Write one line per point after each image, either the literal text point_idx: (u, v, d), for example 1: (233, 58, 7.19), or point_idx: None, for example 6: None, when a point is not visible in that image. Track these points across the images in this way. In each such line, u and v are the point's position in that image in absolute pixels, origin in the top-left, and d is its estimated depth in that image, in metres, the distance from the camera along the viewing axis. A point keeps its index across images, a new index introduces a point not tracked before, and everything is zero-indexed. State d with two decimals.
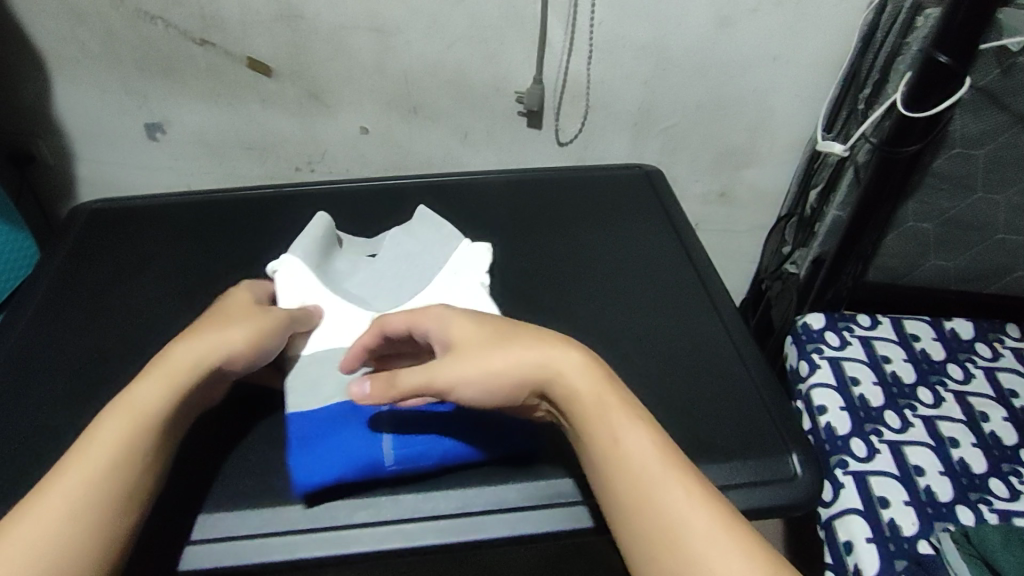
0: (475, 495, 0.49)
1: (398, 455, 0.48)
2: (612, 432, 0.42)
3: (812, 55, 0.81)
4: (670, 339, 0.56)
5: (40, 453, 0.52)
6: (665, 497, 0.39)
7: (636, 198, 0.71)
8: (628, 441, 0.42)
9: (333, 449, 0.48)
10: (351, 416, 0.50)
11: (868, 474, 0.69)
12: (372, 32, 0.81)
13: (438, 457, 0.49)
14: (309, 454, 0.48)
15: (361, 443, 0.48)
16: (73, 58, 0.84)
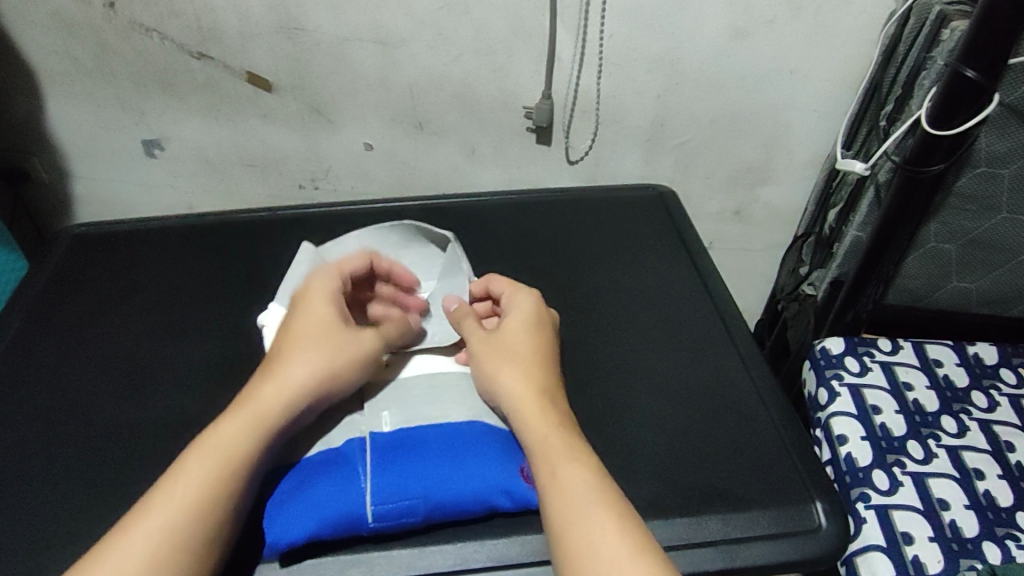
0: (474, 550, 0.45)
1: (376, 510, 0.44)
2: (550, 466, 0.42)
3: (829, 69, 0.79)
4: (685, 372, 0.53)
5: (21, 492, 0.50)
6: (584, 533, 0.39)
7: (650, 221, 0.69)
8: (560, 476, 0.42)
9: (306, 503, 0.44)
10: (327, 466, 0.45)
11: (891, 508, 0.65)
12: (375, 45, 0.79)
13: (428, 512, 0.44)
14: (281, 510, 0.44)
15: (336, 496, 0.44)
16: (70, 73, 0.82)
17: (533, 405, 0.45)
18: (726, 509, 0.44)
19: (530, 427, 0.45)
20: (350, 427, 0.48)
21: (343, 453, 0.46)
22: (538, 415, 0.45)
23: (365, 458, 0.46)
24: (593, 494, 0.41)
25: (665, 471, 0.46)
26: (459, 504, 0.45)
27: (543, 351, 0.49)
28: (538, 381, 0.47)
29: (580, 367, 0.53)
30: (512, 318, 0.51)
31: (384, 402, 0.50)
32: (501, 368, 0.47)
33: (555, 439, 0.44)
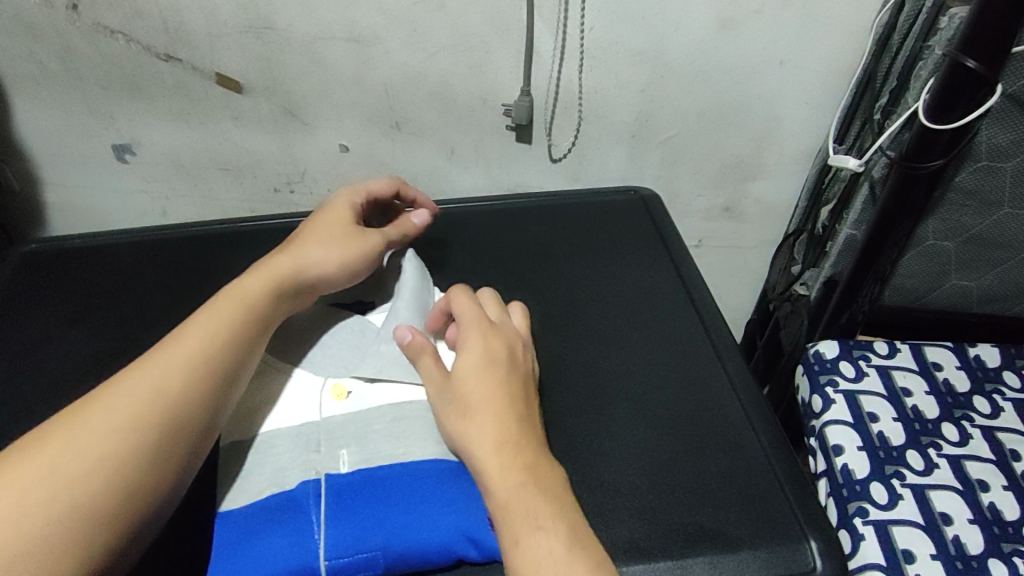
0: None
1: (331, 565, 0.40)
2: (514, 534, 0.38)
3: (821, 61, 0.75)
4: (669, 392, 0.50)
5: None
6: None
7: (633, 225, 0.65)
8: (525, 545, 0.38)
9: (254, 558, 0.40)
10: (279, 512, 0.42)
11: (890, 524, 0.62)
12: (348, 43, 0.75)
13: (390, 562, 0.41)
14: (225, 565, 0.40)
15: (288, 550, 0.40)
16: (32, 77, 0.78)
17: (493, 459, 0.41)
18: (713, 549, 0.41)
19: (491, 483, 0.40)
20: (305, 468, 0.45)
21: (295, 499, 0.43)
22: (499, 471, 0.40)
23: (320, 506, 0.42)
24: (560, 562, 0.37)
25: (647, 507, 0.43)
26: (422, 556, 0.41)
27: (504, 385, 0.44)
28: (500, 426, 0.42)
29: (558, 388, 0.50)
30: (467, 355, 0.45)
31: (343, 440, 0.46)
32: (460, 421, 0.43)
33: (521, 501, 0.39)
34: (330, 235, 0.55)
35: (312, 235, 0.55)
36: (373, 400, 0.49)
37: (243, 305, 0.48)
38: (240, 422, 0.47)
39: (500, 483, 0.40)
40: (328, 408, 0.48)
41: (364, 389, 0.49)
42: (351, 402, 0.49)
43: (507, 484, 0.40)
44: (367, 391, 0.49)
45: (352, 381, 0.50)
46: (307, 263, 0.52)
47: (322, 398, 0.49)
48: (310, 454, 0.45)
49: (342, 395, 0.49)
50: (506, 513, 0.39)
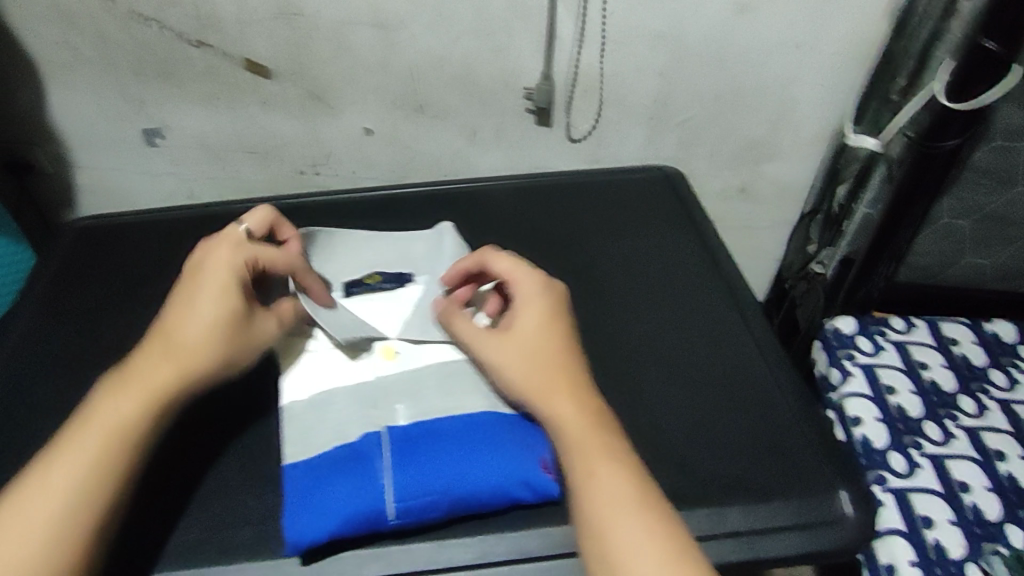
0: (494, 543, 0.44)
1: (399, 507, 0.43)
2: (586, 466, 0.42)
3: (838, 42, 0.77)
4: (700, 357, 0.52)
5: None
6: (620, 534, 0.39)
7: (657, 202, 0.67)
8: (599, 477, 0.41)
9: (323, 503, 0.43)
10: (344, 463, 0.44)
11: (908, 491, 0.65)
12: (373, 28, 0.77)
13: (449, 508, 0.44)
14: (300, 509, 0.43)
15: (356, 494, 0.43)
16: (69, 65, 0.81)
17: (567, 398, 0.44)
18: (747, 500, 0.43)
19: (562, 420, 0.43)
20: (365, 422, 0.47)
21: (358, 450, 0.45)
22: (572, 409, 0.44)
23: (384, 455, 0.44)
24: (629, 495, 0.41)
25: (686, 462, 0.45)
26: (479, 499, 0.44)
27: (567, 333, 0.47)
28: (568, 370, 0.45)
29: (593, 353, 0.52)
30: (527, 296, 0.48)
31: (397, 395, 0.49)
32: (528, 360, 0.45)
33: (591, 438, 0.43)
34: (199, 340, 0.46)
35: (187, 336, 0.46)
36: (423, 360, 0.51)
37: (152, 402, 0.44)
38: (302, 386, 0.49)
39: (573, 421, 0.43)
40: (380, 368, 0.50)
41: (413, 350, 0.51)
42: (402, 362, 0.51)
43: (575, 424, 0.43)
44: (416, 351, 0.51)
45: (399, 342, 0.52)
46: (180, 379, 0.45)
47: (373, 361, 0.51)
48: (369, 410, 0.48)
49: (392, 356, 0.51)
50: (578, 448, 0.43)
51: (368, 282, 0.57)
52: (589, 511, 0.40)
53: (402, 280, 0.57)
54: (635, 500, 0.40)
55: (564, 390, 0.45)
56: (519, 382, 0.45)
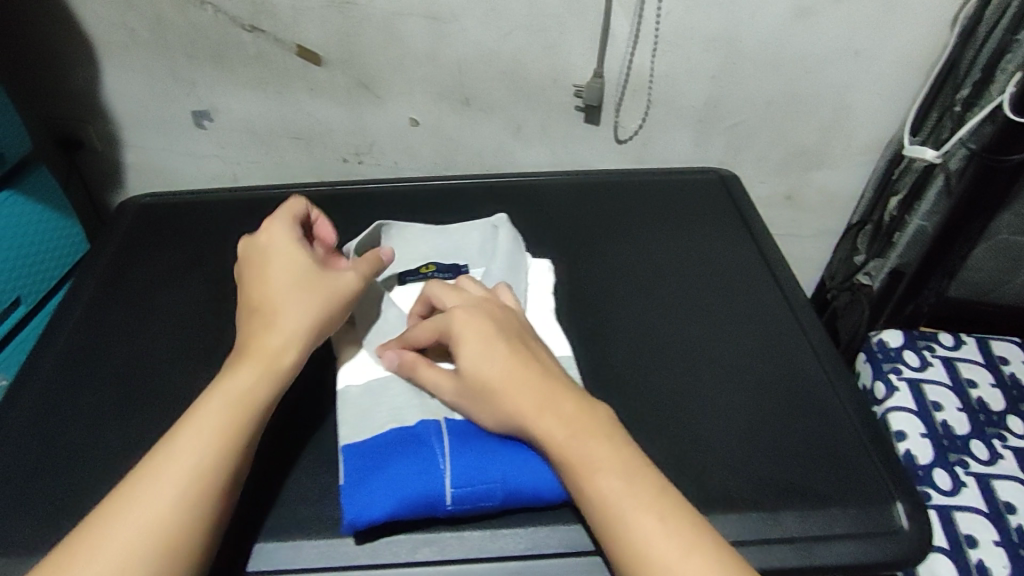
0: (546, 535, 0.44)
1: (456, 494, 0.42)
2: (580, 479, 0.39)
3: (898, 50, 0.75)
4: (753, 361, 0.51)
5: (77, 468, 0.49)
6: (635, 543, 0.36)
7: (708, 204, 0.67)
8: (597, 487, 0.38)
9: (383, 483, 0.42)
10: (403, 445, 0.44)
11: (953, 509, 0.63)
12: (426, 19, 0.77)
13: (505, 500, 0.43)
14: (359, 487, 0.42)
15: (416, 477, 0.42)
16: (124, 44, 0.82)
17: (540, 417, 0.40)
18: (801, 508, 0.42)
19: (544, 434, 0.40)
20: (424, 409, 0.46)
21: (416, 434, 0.44)
22: (549, 427, 0.40)
23: (443, 440, 0.44)
24: (632, 498, 0.37)
25: (739, 464, 0.45)
26: (536, 493, 0.43)
27: (519, 346, 0.43)
28: (524, 386, 0.41)
29: (645, 353, 0.52)
30: (459, 318, 0.44)
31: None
32: (484, 393, 0.42)
33: (576, 450, 0.39)
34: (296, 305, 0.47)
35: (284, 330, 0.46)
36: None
37: (242, 414, 0.42)
38: (360, 371, 0.49)
39: (555, 433, 0.40)
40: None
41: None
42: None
43: (557, 431, 0.40)
44: None
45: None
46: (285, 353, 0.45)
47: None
48: (424, 398, 0.47)
49: None
50: (567, 466, 0.39)
51: (424, 271, 0.57)
52: (602, 526, 0.38)
53: (457, 272, 0.57)
54: (628, 504, 0.37)
55: (536, 405, 0.41)
56: (493, 411, 0.42)
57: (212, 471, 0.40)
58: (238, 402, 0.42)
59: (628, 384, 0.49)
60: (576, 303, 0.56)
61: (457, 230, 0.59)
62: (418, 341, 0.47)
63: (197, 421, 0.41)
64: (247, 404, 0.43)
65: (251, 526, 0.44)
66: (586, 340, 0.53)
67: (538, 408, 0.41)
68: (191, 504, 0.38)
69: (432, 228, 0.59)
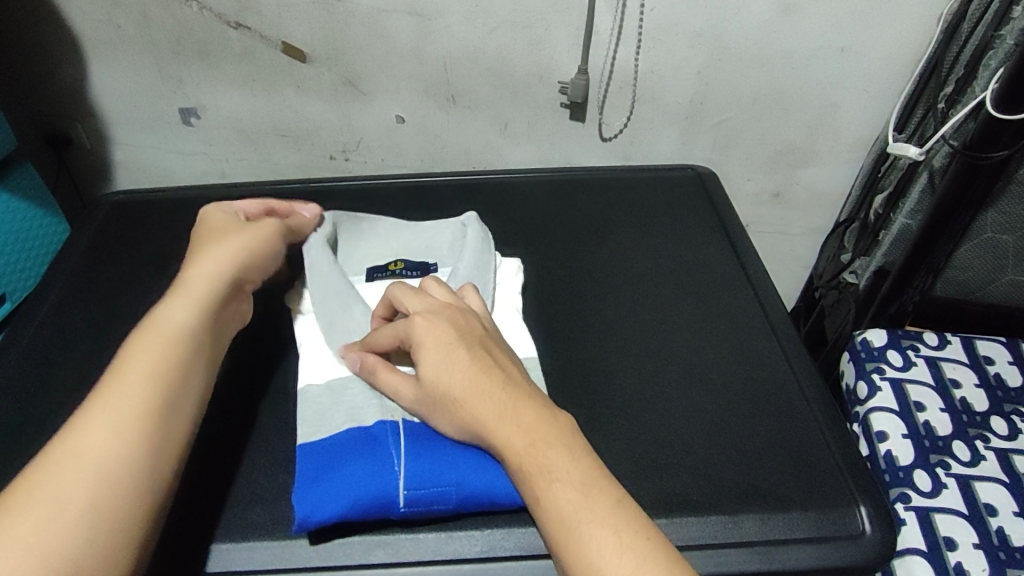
0: (503, 537, 0.43)
1: (409, 495, 0.42)
2: (533, 489, 0.38)
3: (885, 46, 0.75)
4: (724, 361, 0.51)
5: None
6: (584, 556, 0.35)
7: (687, 202, 0.66)
8: (549, 496, 0.37)
9: (337, 483, 0.42)
10: (360, 446, 0.44)
11: (932, 510, 0.63)
12: (411, 16, 0.77)
13: (460, 502, 0.42)
14: (311, 488, 0.42)
15: (368, 478, 0.42)
16: (109, 41, 0.81)
17: (499, 426, 0.40)
18: (764, 511, 0.42)
19: (501, 441, 0.39)
20: (382, 408, 0.46)
21: (373, 436, 0.44)
22: (507, 435, 0.39)
23: (399, 442, 0.44)
24: (584, 510, 0.36)
25: (703, 466, 0.44)
26: (490, 497, 0.42)
27: (480, 352, 0.43)
28: (483, 393, 0.41)
29: (614, 352, 0.51)
30: (421, 323, 0.44)
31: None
32: (444, 400, 0.42)
33: (531, 458, 0.38)
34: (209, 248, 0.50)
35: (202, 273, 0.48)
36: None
37: (170, 342, 0.43)
38: (320, 370, 0.49)
39: (512, 440, 0.39)
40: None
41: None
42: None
43: (514, 438, 0.39)
44: None
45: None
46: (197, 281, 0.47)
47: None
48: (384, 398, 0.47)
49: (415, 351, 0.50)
50: (522, 474, 0.38)
51: (391, 269, 0.57)
52: (553, 537, 0.36)
53: (425, 270, 0.57)
54: (583, 516, 0.36)
55: (493, 412, 0.40)
56: (452, 418, 0.41)
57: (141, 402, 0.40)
58: (161, 335, 0.43)
59: (594, 384, 0.49)
60: (545, 302, 0.56)
61: (430, 229, 0.60)
62: (384, 345, 0.46)
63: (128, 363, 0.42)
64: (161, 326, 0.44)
65: (210, 526, 0.44)
66: (555, 338, 0.52)
67: (495, 415, 0.40)
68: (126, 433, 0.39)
69: (401, 226, 0.60)
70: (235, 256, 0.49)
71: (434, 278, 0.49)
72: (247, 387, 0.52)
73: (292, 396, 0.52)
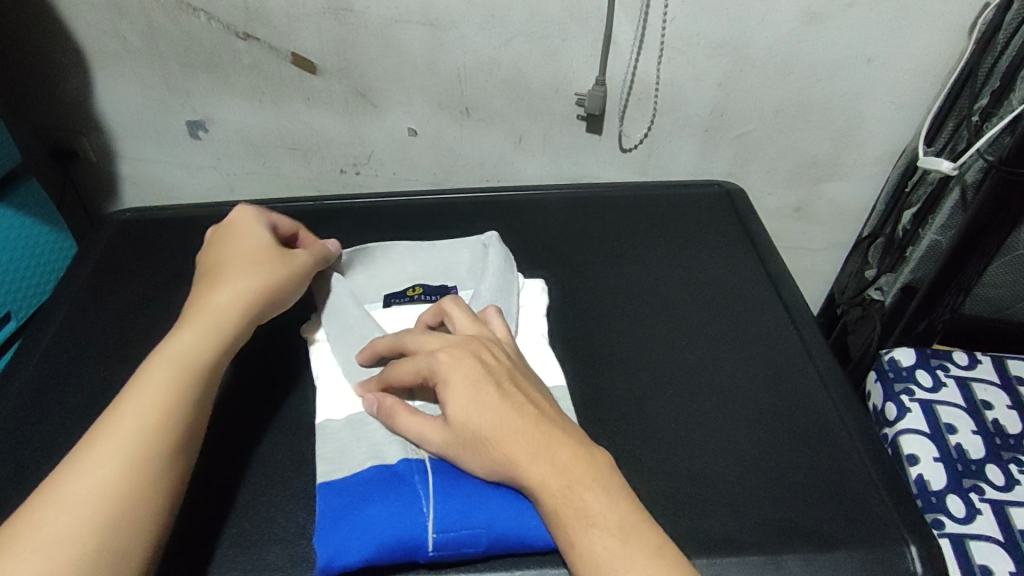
0: None
1: (438, 539, 0.40)
2: (569, 536, 0.37)
3: (911, 57, 0.73)
4: (759, 391, 0.49)
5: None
6: None
7: (717, 229, 0.65)
8: (588, 544, 0.36)
9: (361, 524, 0.40)
10: (384, 483, 0.42)
11: (968, 537, 0.60)
12: (424, 26, 0.75)
13: (490, 544, 0.41)
14: (333, 531, 0.41)
15: (395, 519, 0.40)
16: (116, 53, 0.80)
17: (531, 467, 0.38)
18: (806, 552, 0.40)
19: (534, 485, 0.38)
20: (406, 444, 0.44)
21: (398, 473, 0.42)
22: (540, 478, 0.38)
23: (427, 480, 0.42)
24: (624, 559, 0.35)
25: (740, 502, 0.42)
26: (522, 539, 0.40)
27: (508, 387, 0.41)
28: (514, 433, 0.39)
29: (646, 380, 0.50)
30: (446, 360, 0.42)
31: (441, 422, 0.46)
32: (470, 441, 0.40)
33: (567, 503, 0.37)
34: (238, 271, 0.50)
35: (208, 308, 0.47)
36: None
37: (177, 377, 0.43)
38: (340, 405, 0.48)
39: (547, 484, 0.38)
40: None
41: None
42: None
43: (550, 479, 0.38)
44: None
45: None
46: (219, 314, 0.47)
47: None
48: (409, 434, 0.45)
49: None
50: (558, 519, 0.37)
51: (410, 294, 0.55)
52: None
53: (445, 293, 0.56)
54: (620, 566, 0.35)
55: (526, 453, 0.39)
56: (481, 460, 0.40)
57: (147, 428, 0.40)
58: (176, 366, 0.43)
59: (626, 416, 0.47)
60: (573, 327, 0.54)
61: (447, 250, 0.58)
62: (403, 381, 0.44)
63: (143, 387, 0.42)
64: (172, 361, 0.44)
65: (225, 567, 0.42)
66: (584, 366, 0.51)
67: (528, 457, 0.39)
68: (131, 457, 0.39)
69: (417, 246, 0.58)
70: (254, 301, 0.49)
71: (456, 305, 0.47)
72: (265, 419, 0.50)
73: (310, 426, 0.50)
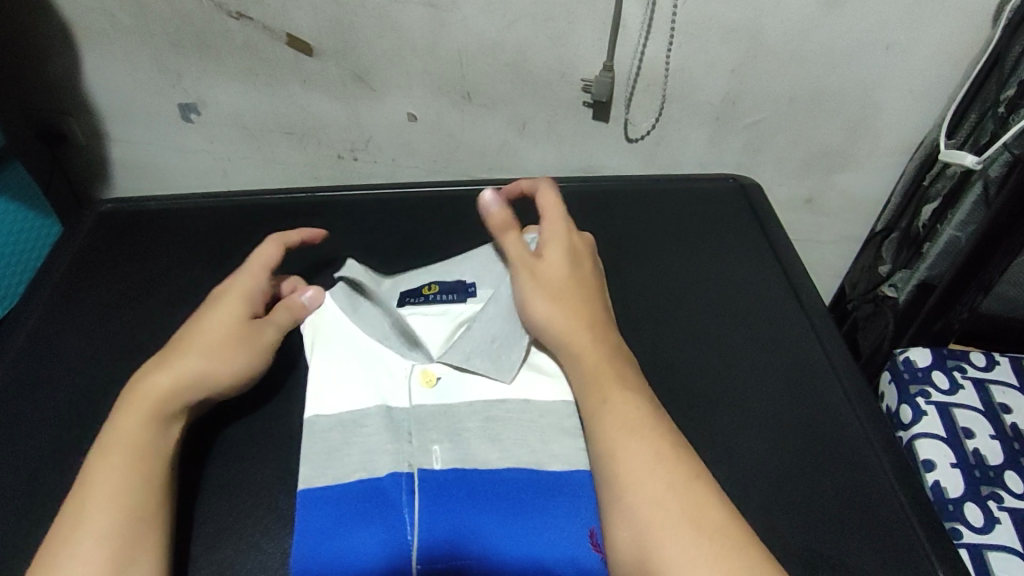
0: None
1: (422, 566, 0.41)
2: (632, 464, 0.42)
3: (935, 46, 0.69)
4: (761, 400, 0.52)
5: (40, 519, 0.46)
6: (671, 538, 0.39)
7: (740, 248, 0.64)
8: (646, 476, 0.41)
9: (347, 555, 0.41)
10: (374, 508, 0.43)
11: (984, 548, 0.59)
12: (425, 8, 0.71)
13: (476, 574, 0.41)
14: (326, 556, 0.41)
15: (381, 546, 0.41)
16: (103, 32, 0.76)
17: (642, 441, 0.43)
18: None
19: (609, 402, 0.45)
20: (398, 459, 0.45)
21: (387, 491, 0.44)
22: (625, 401, 0.45)
23: (414, 504, 0.43)
24: (677, 486, 0.41)
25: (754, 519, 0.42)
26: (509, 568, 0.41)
27: (596, 327, 0.49)
28: (640, 394, 0.46)
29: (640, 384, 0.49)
30: (521, 272, 0.51)
31: (437, 435, 0.47)
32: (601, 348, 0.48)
33: (640, 439, 0.43)
34: (212, 340, 0.47)
35: (196, 346, 0.47)
36: (466, 393, 0.49)
37: (126, 449, 0.42)
38: (332, 406, 0.48)
39: (619, 416, 0.44)
40: (418, 396, 0.49)
41: (454, 376, 0.50)
42: (441, 393, 0.49)
43: (622, 406, 0.45)
44: (458, 380, 0.50)
45: (439, 367, 0.50)
46: (183, 377, 0.46)
47: (411, 384, 0.49)
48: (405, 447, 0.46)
49: (430, 382, 0.49)
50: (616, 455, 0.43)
51: (424, 293, 0.56)
52: (646, 518, 0.40)
53: (461, 289, 0.56)
54: (672, 494, 0.41)
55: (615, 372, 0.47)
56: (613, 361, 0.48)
57: (122, 493, 0.41)
58: (118, 447, 0.42)
59: None
60: None
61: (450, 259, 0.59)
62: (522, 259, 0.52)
63: (100, 468, 0.42)
64: (149, 416, 0.44)
65: None
66: None
67: (613, 381, 0.46)
68: (115, 522, 0.39)
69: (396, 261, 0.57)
70: (213, 364, 0.47)
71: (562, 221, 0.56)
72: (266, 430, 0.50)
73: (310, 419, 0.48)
